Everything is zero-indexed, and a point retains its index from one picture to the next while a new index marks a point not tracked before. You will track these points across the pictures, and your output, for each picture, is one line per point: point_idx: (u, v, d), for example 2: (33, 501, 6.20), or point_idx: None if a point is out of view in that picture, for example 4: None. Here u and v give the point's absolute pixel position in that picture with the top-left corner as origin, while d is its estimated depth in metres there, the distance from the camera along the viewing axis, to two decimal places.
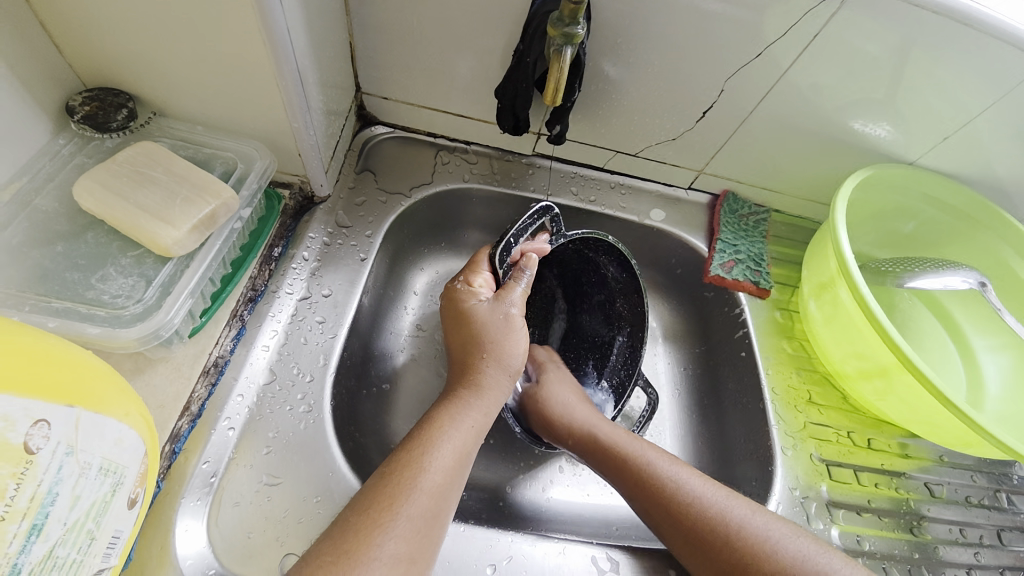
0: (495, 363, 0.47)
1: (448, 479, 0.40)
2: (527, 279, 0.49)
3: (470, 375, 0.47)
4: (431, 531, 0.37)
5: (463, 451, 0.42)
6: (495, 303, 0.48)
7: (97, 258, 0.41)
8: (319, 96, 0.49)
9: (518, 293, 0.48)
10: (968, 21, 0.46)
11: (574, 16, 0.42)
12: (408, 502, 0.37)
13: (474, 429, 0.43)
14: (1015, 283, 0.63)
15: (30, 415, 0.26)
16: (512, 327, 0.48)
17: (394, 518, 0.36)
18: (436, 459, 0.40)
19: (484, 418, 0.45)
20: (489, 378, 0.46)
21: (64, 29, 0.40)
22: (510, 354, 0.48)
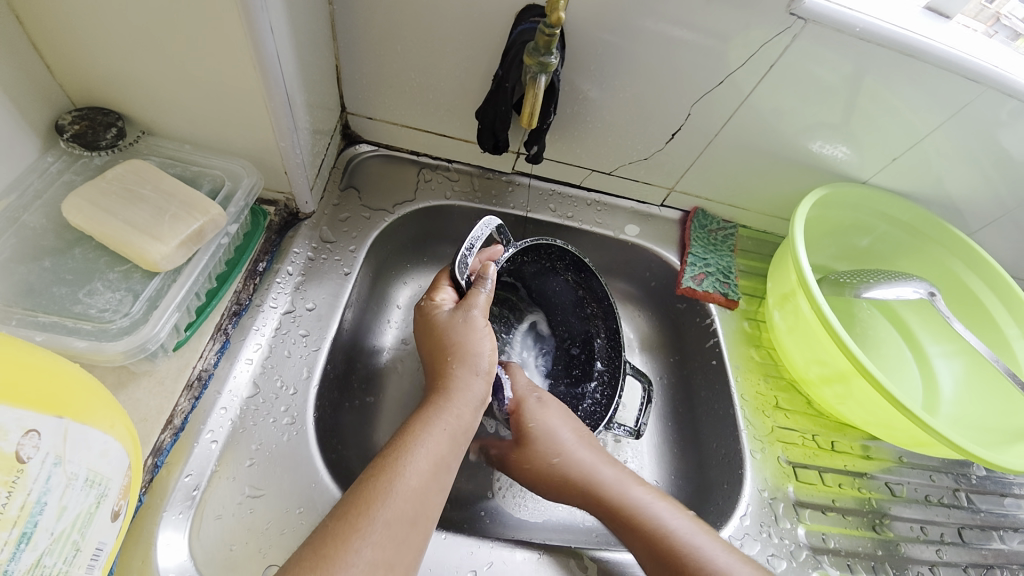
0: (462, 365, 0.48)
1: (425, 483, 0.40)
2: (489, 284, 0.51)
3: (444, 380, 0.47)
4: (409, 533, 0.38)
5: (440, 454, 0.42)
6: (460, 311, 0.49)
7: (84, 273, 0.42)
8: (306, 116, 0.50)
9: (482, 298, 0.50)
10: (911, 53, 0.50)
11: (548, 46, 0.45)
12: (383, 506, 0.38)
13: (451, 430, 0.44)
14: (964, 293, 0.68)
15: (22, 425, 0.27)
16: (474, 329, 0.49)
17: (371, 523, 0.37)
18: (411, 463, 0.40)
19: (460, 420, 0.45)
20: (456, 381, 0.47)
21: (58, 53, 0.41)
22: (476, 354, 0.48)
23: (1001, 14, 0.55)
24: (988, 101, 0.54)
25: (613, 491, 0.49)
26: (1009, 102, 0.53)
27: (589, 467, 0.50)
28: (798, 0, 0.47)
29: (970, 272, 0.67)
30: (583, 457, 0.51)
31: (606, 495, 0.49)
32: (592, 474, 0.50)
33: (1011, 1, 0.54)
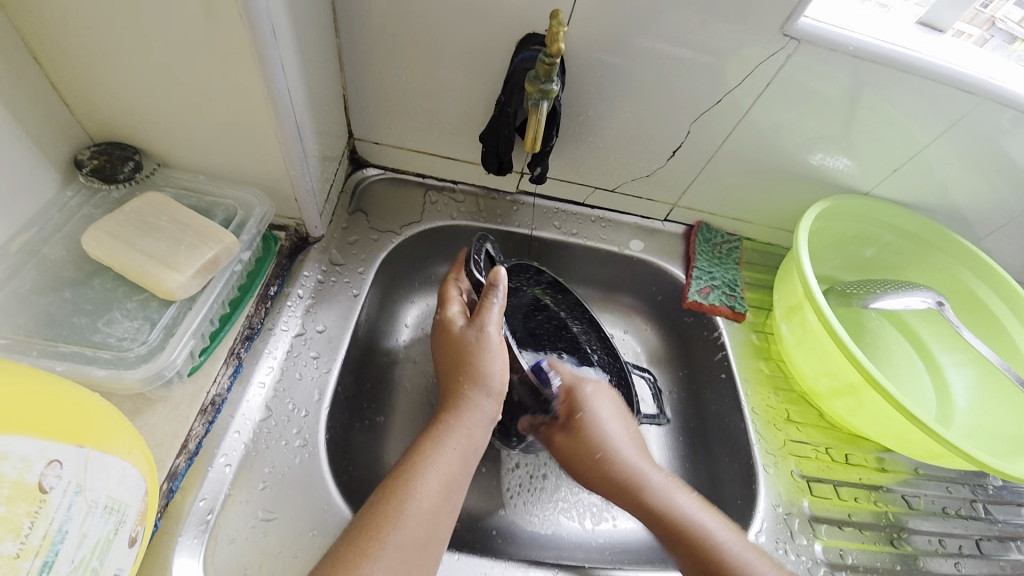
0: (475, 387, 0.47)
1: (436, 506, 0.41)
2: (500, 293, 0.49)
3: (456, 399, 0.47)
4: (420, 556, 0.39)
5: (449, 475, 0.43)
6: (474, 328, 0.48)
7: (103, 303, 0.43)
8: (315, 143, 0.52)
9: (494, 310, 0.49)
10: (906, 68, 0.51)
11: (548, 74, 0.47)
12: (394, 530, 0.38)
13: (461, 450, 0.44)
14: (973, 301, 0.68)
15: (45, 455, 0.27)
16: (487, 347, 0.47)
17: (383, 548, 0.37)
18: (420, 486, 0.41)
19: (470, 440, 0.45)
20: (467, 402, 0.46)
21: (79, 93, 0.43)
22: (489, 374, 0.47)
23: (996, 17, 0.55)
24: (984, 111, 0.54)
25: (656, 498, 0.48)
26: (1005, 112, 0.54)
27: (634, 471, 0.50)
28: (790, 21, 0.49)
29: (977, 280, 0.67)
30: (632, 457, 0.50)
31: (648, 501, 0.48)
32: (635, 477, 0.49)
33: (1005, 5, 0.55)
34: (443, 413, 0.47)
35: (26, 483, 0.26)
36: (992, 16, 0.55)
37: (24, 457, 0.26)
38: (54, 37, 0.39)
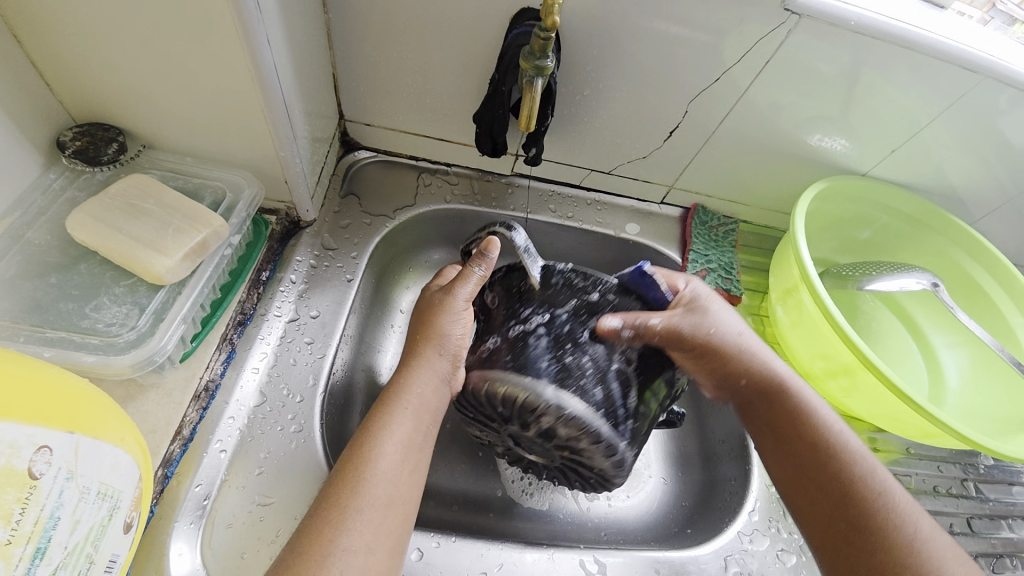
0: (427, 344, 0.46)
1: (398, 469, 0.41)
2: (487, 262, 0.48)
3: (411, 358, 0.46)
4: (387, 518, 0.39)
5: (407, 437, 0.42)
6: (443, 292, 0.48)
7: (90, 288, 0.42)
8: (304, 124, 0.51)
9: (473, 279, 0.48)
10: (908, 44, 0.50)
11: (543, 49, 0.45)
12: (357, 494, 0.39)
13: (417, 412, 0.44)
14: (968, 283, 0.68)
15: (34, 441, 0.27)
16: (451, 310, 0.48)
17: (344, 513, 0.38)
18: (380, 448, 0.41)
19: (423, 399, 0.44)
20: (419, 360, 0.46)
21: (58, 71, 0.42)
22: (445, 336, 0.47)
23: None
24: (985, 89, 0.54)
25: (782, 384, 0.48)
26: (1006, 90, 0.53)
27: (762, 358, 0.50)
28: None
29: (973, 262, 0.67)
30: (757, 345, 0.50)
31: (773, 385, 0.48)
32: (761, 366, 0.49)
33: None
34: (400, 372, 0.46)
35: (14, 470, 0.26)
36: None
37: (12, 444, 0.26)
38: (28, 11, 0.37)
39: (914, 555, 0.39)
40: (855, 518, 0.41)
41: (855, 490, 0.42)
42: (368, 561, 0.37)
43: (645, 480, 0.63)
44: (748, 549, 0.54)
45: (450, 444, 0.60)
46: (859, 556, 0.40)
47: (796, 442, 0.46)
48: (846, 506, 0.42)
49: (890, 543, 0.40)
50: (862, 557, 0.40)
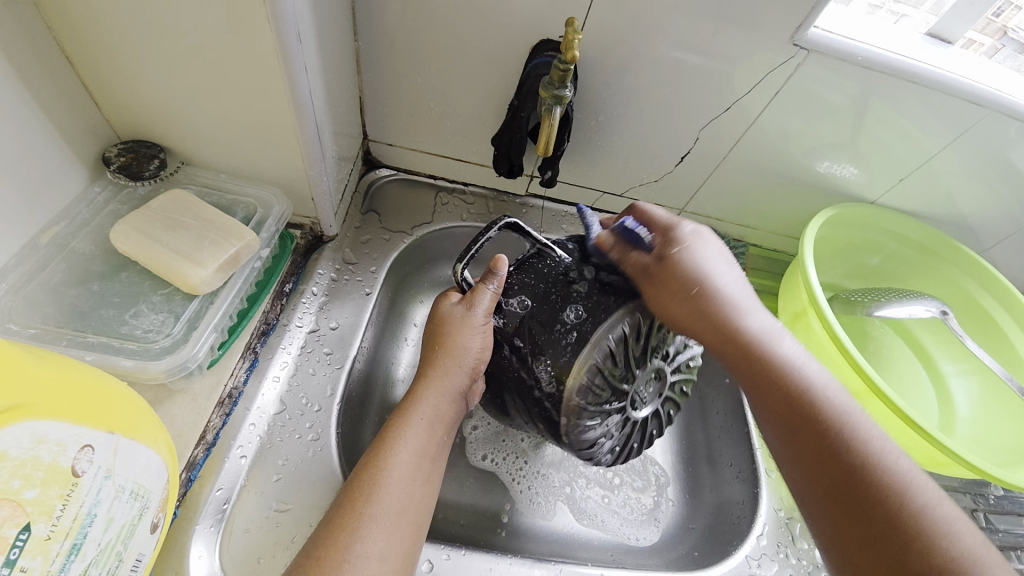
0: (445, 357, 0.48)
1: (410, 479, 0.43)
2: (498, 280, 0.48)
3: (429, 369, 0.48)
4: (399, 527, 0.41)
5: (420, 446, 0.44)
6: (465, 308, 0.48)
7: (129, 296, 0.45)
8: (332, 144, 0.53)
9: (489, 296, 0.48)
10: (913, 78, 0.52)
11: (562, 80, 0.48)
12: (371, 503, 0.40)
13: (434, 424, 0.46)
14: (976, 311, 0.69)
15: (79, 440, 0.29)
16: (473, 327, 0.47)
17: (361, 521, 0.39)
18: (394, 457, 0.43)
19: (438, 410, 0.47)
20: (438, 370, 0.47)
21: (108, 93, 0.45)
22: (464, 349, 0.47)
23: (1008, 27, 0.56)
24: (993, 122, 0.55)
25: (761, 340, 0.45)
26: (1013, 123, 0.55)
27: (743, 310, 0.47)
28: (800, 31, 0.49)
29: (982, 291, 0.68)
30: (741, 296, 0.47)
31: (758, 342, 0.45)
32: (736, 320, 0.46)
33: (1017, 15, 0.55)
34: (420, 380, 0.48)
35: (59, 467, 0.28)
36: (1004, 26, 0.56)
37: (59, 442, 0.28)
38: (87, 39, 0.41)
39: (917, 517, 0.36)
40: (844, 476, 0.38)
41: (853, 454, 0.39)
42: (381, 568, 0.38)
43: (652, 498, 0.63)
44: (756, 574, 0.54)
45: (459, 458, 0.61)
46: (872, 538, 0.36)
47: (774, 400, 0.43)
48: (825, 464, 0.39)
49: (901, 512, 0.36)
50: (871, 532, 0.36)
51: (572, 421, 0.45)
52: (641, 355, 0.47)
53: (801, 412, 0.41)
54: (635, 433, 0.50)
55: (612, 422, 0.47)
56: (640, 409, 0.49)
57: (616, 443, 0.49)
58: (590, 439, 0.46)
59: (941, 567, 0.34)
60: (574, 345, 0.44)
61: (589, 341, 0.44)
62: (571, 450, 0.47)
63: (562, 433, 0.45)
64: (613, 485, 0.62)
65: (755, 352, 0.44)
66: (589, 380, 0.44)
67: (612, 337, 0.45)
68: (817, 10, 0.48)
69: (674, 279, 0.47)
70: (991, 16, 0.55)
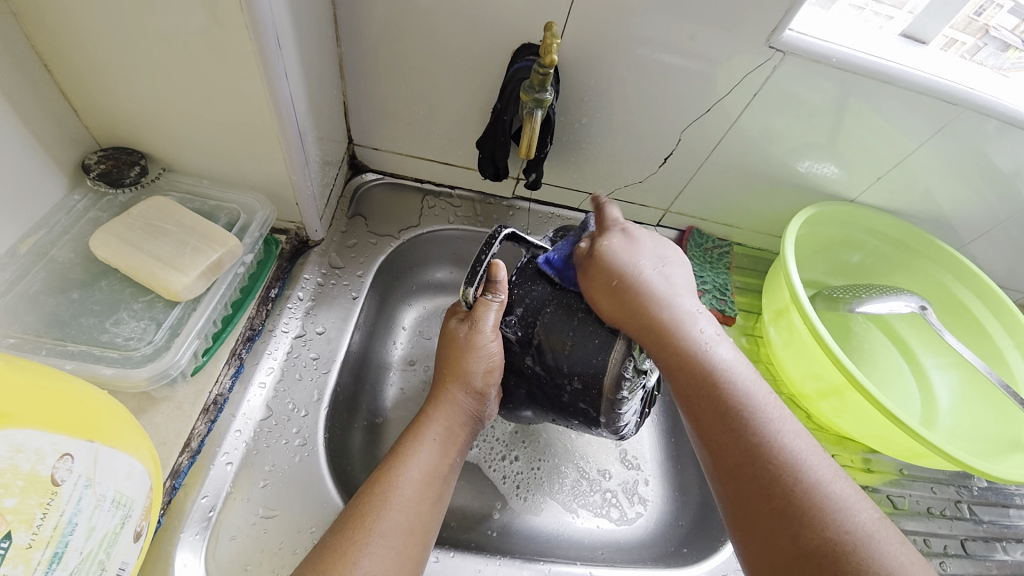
0: (454, 382, 0.49)
1: (421, 497, 0.43)
2: (498, 297, 0.49)
3: (438, 393, 0.50)
4: (406, 544, 0.41)
5: (431, 465, 0.45)
6: (467, 327, 0.49)
7: (110, 303, 0.45)
8: (316, 149, 0.53)
9: (492, 313, 0.48)
10: (888, 79, 0.53)
11: (543, 83, 0.48)
12: (381, 519, 0.41)
13: (448, 444, 0.47)
14: (954, 304, 0.70)
15: (57, 449, 0.29)
16: (477, 347, 0.48)
17: (368, 536, 0.39)
18: (405, 474, 0.43)
19: (450, 432, 0.48)
20: (446, 395, 0.49)
21: (87, 101, 0.45)
22: (471, 372, 0.49)
23: (990, 25, 0.57)
24: (969, 119, 0.56)
25: (673, 324, 0.44)
26: (990, 121, 0.56)
27: (653, 286, 0.46)
28: (775, 34, 0.51)
29: (960, 285, 0.69)
30: (665, 286, 0.47)
31: (651, 310, 0.45)
32: (659, 304, 0.45)
33: (998, 14, 0.57)
34: (428, 405, 0.49)
35: (38, 476, 0.27)
36: (987, 24, 0.57)
37: (37, 451, 0.27)
38: (64, 48, 0.41)
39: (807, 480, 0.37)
40: (745, 446, 0.39)
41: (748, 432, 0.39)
42: None
43: (639, 488, 0.64)
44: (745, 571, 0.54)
45: None
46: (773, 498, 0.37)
47: (682, 376, 0.43)
48: (732, 436, 0.39)
49: (785, 460, 0.38)
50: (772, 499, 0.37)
51: (606, 408, 0.45)
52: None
53: (709, 391, 0.41)
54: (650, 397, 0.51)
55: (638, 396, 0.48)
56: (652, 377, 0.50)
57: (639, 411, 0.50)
58: (622, 419, 0.47)
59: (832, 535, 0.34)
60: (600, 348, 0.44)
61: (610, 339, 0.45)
62: (606, 431, 0.48)
63: (602, 412, 0.46)
64: (598, 479, 0.63)
65: (671, 337, 0.44)
66: (621, 376, 0.44)
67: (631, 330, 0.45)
68: (791, 13, 0.49)
69: (600, 267, 0.46)
70: (974, 14, 0.56)
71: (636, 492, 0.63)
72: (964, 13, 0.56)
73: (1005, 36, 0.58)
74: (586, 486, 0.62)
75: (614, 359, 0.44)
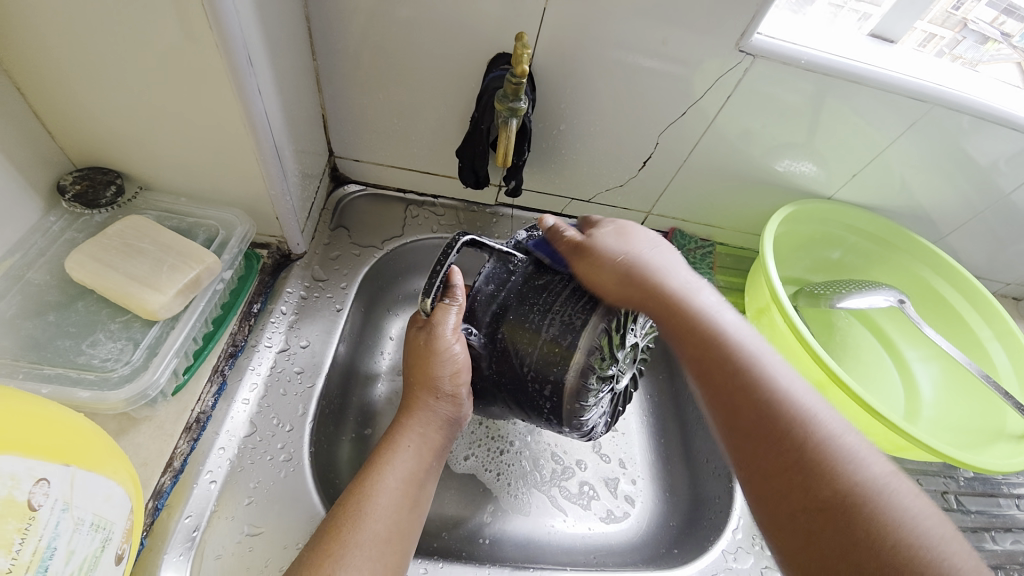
0: (422, 389, 0.48)
1: (396, 506, 0.43)
2: (457, 303, 0.49)
3: (411, 402, 0.49)
4: (383, 554, 0.41)
5: (408, 472, 0.45)
6: (427, 332, 0.48)
7: (87, 325, 0.44)
8: (294, 163, 0.53)
9: (449, 319, 0.48)
10: (860, 79, 0.54)
11: (516, 92, 0.49)
12: (357, 531, 0.41)
13: (423, 449, 0.47)
14: (934, 297, 0.71)
15: (33, 473, 0.28)
16: (439, 353, 0.47)
17: (343, 547, 0.40)
18: (381, 484, 0.44)
19: (425, 439, 0.48)
20: (418, 404, 0.49)
21: (60, 122, 0.45)
22: (437, 379, 0.48)
23: (968, 19, 0.59)
24: (939, 114, 0.57)
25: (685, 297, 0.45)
26: (959, 115, 0.57)
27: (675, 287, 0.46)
28: (745, 38, 0.52)
29: (938, 278, 0.70)
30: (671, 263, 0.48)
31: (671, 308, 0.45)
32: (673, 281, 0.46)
33: (976, 8, 0.59)
34: (403, 414, 0.49)
35: (15, 500, 0.27)
36: (964, 18, 0.59)
37: (13, 476, 0.27)
38: (35, 70, 0.41)
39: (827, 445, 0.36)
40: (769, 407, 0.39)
41: (778, 423, 0.38)
42: None
43: (627, 485, 0.64)
44: (733, 568, 0.54)
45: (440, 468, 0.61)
46: (789, 457, 0.37)
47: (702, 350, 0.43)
48: (753, 398, 0.39)
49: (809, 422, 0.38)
50: (794, 453, 0.37)
51: (571, 417, 0.45)
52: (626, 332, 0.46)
53: (727, 360, 0.42)
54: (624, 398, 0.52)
55: (605, 400, 0.48)
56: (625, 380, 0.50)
57: (613, 412, 0.51)
58: (588, 424, 0.47)
59: (846, 490, 0.34)
60: (562, 354, 0.43)
61: (575, 346, 0.42)
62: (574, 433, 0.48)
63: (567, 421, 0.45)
64: (585, 479, 0.63)
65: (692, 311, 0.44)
66: (583, 381, 0.43)
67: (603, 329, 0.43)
68: (759, 18, 0.50)
69: (612, 284, 0.45)
70: (951, 9, 0.58)
71: (618, 487, 0.64)
72: (942, 8, 0.58)
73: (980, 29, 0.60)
74: (573, 484, 0.63)
75: (577, 363, 0.42)
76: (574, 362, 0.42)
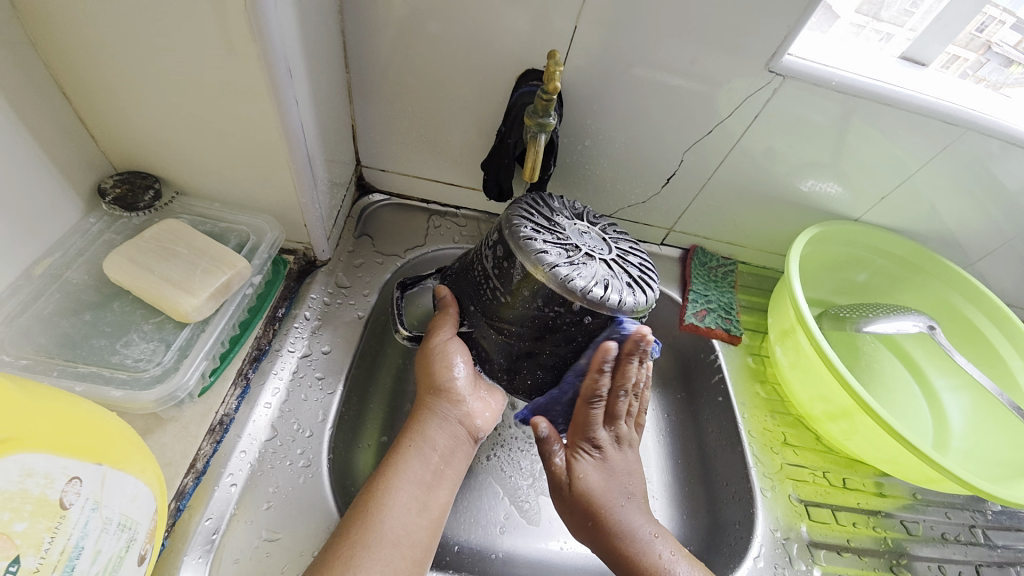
0: (430, 395, 0.50)
1: (408, 506, 0.44)
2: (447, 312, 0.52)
3: (421, 407, 0.51)
4: (393, 555, 0.42)
5: (416, 475, 0.46)
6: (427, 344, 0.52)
7: (121, 325, 0.45)
8: (324, 171, 0.54)
9: (448, 325, 0.51)
10: (889, 102, 0.54)
11: (546, 109, 0.49)
12: (365, 530, 0.42)
13: (429, 453, 0.48)
14: (963, 322, 0.70)
15: (67, 472, 0.29)
16: (442, 358, 0.51)
17: (352, 545, 0.41)
18: (390, 485, 0.45)
19: (434, 441, 0.48)
20: (428, 411, 0.50)
21: (104, 127, 0.46)
22: (442, 386, 0.50)
23: (992, 41, 0.57)
24: (970, 140, 0.57)
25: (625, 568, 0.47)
26: (991, 140, 0.56)
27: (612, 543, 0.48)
28: (775, 59, 0.52)
29: (967, 304, 0.69)
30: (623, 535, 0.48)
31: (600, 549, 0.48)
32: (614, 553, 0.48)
33: (1000, 30, 0.57)
34: (414, 419, 0.50)
35: (47, 500, 0.27)
36: (989, 40, 0.58)
37: (47, 474, 0.28)
38: (84, 77, 0.42)
39: None
40: None
41: None
42: None
43: None
44: None
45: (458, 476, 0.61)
46: None
47: None
48: None
49: None
50: None
51: (561, 285, 0.42)
52: (550, 215, 0.47)
53: None
54: (637, 268, 0.47)
55: (596, 266, 0.44)
56: (607, 252, 0.46)
57: (627, 282, 0.45)
58: (593, 288, 0.42)
59: None
60: (505, 266, 0.44)
61: (504, 246, 0.44)
62: (596, 301, 0.42)
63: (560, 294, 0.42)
64: None
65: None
66: (530, 252, 0.42)
67: (520, 217, 0.45)
68: (791, 38, 0.50)
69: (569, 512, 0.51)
70: (975, 31, 0.57)
71: None
72: (967, 30, 0.56)
73: (1007, 54, 0.58)
74: None
75: (512, 247, 0.43)
76: (516, 251, 0.43)
